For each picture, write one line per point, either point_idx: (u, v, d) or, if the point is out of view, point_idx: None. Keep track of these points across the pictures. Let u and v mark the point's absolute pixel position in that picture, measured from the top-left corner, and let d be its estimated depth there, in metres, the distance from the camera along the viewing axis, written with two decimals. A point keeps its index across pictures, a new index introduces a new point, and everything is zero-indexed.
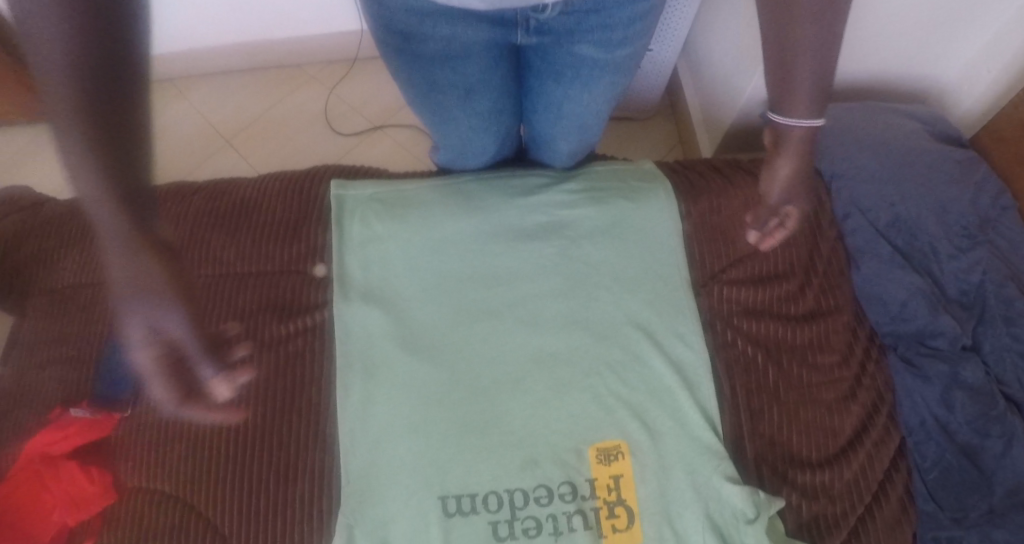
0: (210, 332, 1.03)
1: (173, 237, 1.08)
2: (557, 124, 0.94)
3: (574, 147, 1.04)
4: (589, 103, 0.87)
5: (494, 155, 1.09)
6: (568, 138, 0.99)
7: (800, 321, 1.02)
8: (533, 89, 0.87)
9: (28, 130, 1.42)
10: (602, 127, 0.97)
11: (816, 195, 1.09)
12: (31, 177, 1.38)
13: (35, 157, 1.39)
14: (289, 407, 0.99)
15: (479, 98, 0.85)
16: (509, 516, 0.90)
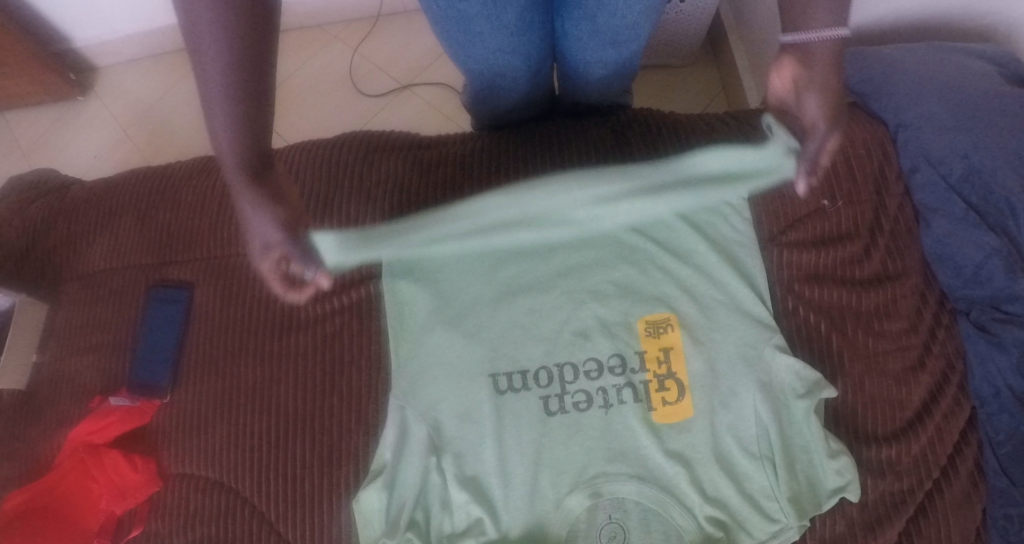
0: (248, 315, 1.00)
1: (201, 216, 1.03)
2: (592, 40, 0.89)
3: (610, 72, 0.98)
4: (625, 11, 0.81)
5: (529, 96, 1.05)
6: (603, 56, 0.93)
7: (865, 286, 0.96)
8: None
9: (52, 110, 1.36)
10: (639, 45, 0.91)
11: (881, 148, 1.01)
12: (58, 155, 1.34)
13: (60, 135, 1.35)
14: (332, 390, 0.97)
15: (508, 17, 0.80)
16: (561, 389, 0.92)
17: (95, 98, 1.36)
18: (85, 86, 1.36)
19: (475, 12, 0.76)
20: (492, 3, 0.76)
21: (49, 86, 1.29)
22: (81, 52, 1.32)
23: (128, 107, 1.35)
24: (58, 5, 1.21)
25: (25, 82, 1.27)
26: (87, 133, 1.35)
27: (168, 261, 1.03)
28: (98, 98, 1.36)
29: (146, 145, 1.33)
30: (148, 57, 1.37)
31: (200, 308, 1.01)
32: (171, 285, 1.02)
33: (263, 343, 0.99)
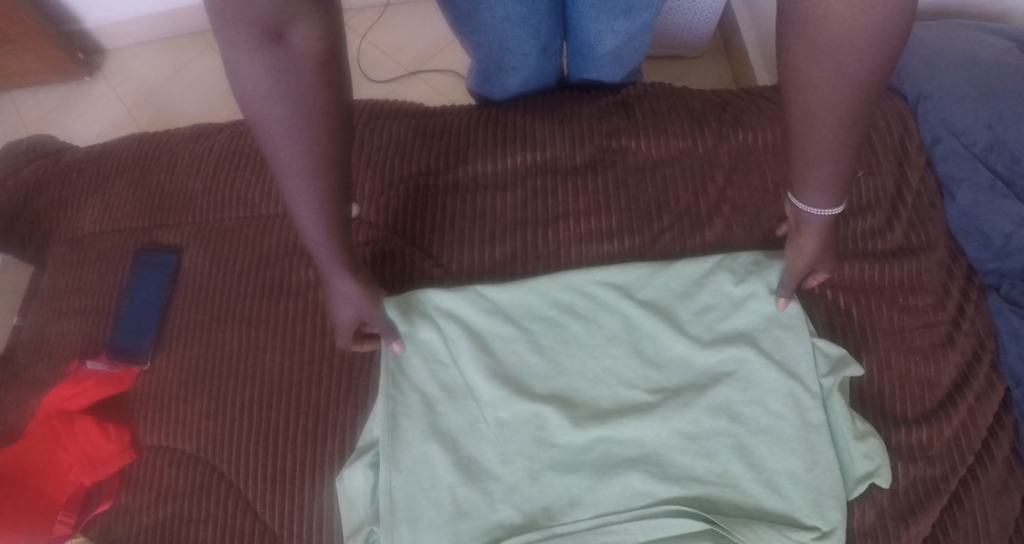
0: (235, 279, 0.94)
1: (194, 179, 0.99)
2: (603, 8, 0.85)
3: (622, 42, 0.94)
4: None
5: (537, 71, 1.02)
6: (615, 26, 0.89)
7: (889, 259, 0.90)
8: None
9: (58, 90, 1.36)
10: (654, 13, 0.86)
11: (901, 119, 0.96)
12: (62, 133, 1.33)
13: (66, 116, 1.35)
14: (318, 360, 0.90)
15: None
16: None
17: (102, 80, 1.37)
18: (94, 68, 1.37)
19: None
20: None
21: (56, 65, 1.30)
22: (92, 33, 1.34)
23: (134, 89, 1.35)
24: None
25: (32, 59, 1.27)
26: (92, 112, 1.34)
27: (158, 224, 0.99)
28: (105, 80, 1.36)
29: (149, 126, 1.32)
30: (157, 42, 1.38)
31: (187, 272, 0.97)
32: (159, 248, 0.98)
33: (247, 310, 0.93)
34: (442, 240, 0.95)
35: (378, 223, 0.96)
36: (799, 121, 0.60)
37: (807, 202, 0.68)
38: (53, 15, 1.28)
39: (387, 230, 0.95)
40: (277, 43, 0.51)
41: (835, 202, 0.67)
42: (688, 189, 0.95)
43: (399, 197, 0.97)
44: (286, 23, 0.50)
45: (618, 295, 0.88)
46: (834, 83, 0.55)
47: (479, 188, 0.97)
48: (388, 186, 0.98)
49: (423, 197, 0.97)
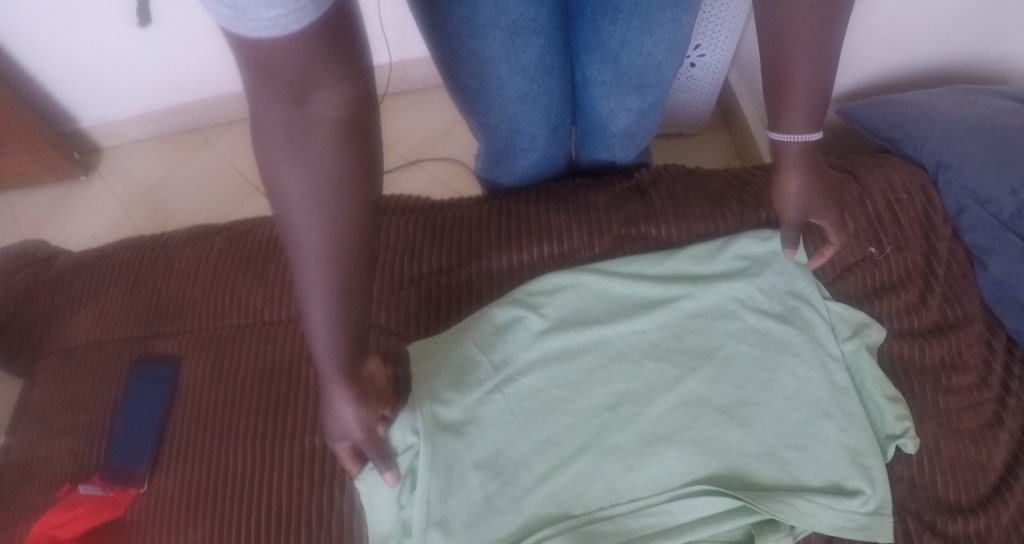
0: (238, 392, 0.89)
1: (194, 285, 0.95)
2: (615, 85, 0.85)
3: (634, 121, 0.93)
4: (651, 48, 0.77)
5: (548, 155, 0.99)
6: (627, 103, 0.88)
7: (925, 337, 0.86)
8: (586, 40, 0.79)
9: (54, 190, 1.32)
10: (666, 88, 0.86)
11: (922, 191, 0.93)
12: (54, 234, 1.28)
13: (58, 215, 1.30)
14: (330, 478, 0.83)
15: (526, 57, 0.76)
16: None
17: (99, 178, 1.33)
18: (88, 167, 1.33)
19: (492, 48, 0.73)
20: (510, 41, 0.73)
21: (51, 165, 1.27)
22: (89, 133, 1.32)
23: (131, 186, 1.31)
24: (65, 85, 1.22)
25: (27, 159, 1.24)
26: (86, 212, 1.29)
27: (158, 332, 0.94)
28: (102, 178, 1.33)
29: (148, 223, 1.28)
30: (153, 140, 1.36)
31: (186, 383, 0.91)
32: (157, 360, 0.92)
33: (251, 426, 0.87)
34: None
35: (389, 327, 0.89)
36: (771, 22, 0.57)
37: (784, 128, 0.65)
38: (49, 116, 1.27)
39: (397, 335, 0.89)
40: (297, 108, 0.42)
41: (812, 123, 0.64)
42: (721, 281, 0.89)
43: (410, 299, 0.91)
44: (309, 89, 0.42)
45: (647, 394, 0.83)
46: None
47: (492, 286, 0.92)
48: (398, 287, 0.91)
49: (433, 299, 0.91)
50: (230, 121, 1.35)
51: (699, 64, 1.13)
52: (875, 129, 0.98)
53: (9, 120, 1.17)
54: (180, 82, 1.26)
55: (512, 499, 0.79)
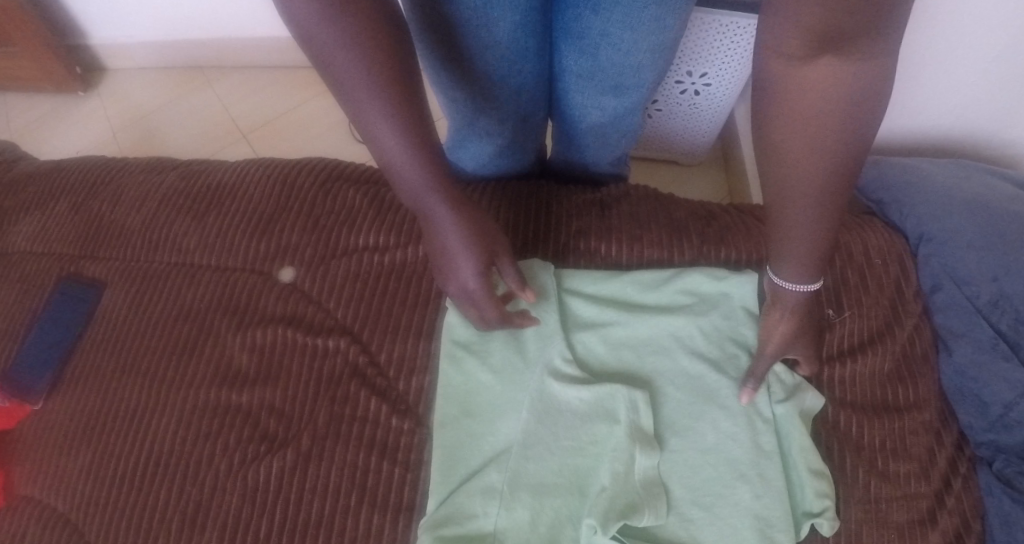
0: (150, 328, 0.87)
1: (136, 214, 0.94)
2: (590, 80, 0.81)
3: (608, 124, 0.89)
4: (630, 47, 0.74)
5: (515, 143, 0.95)
6: (602, 103, 0.85)
7: (870, 414, 0.79)
8: (567, 27, 0.76)
9: (54, 100, 1.34)
10: (644, 94, 0.83)
11: (900, 261, 0.86)
12: (41, 144, 1.29)
13: (51, 125, 1.31)
14: (215, 435, 0.80)
15: (497, 33, 0.73)
16: None
17: (98, 97, 1.34)
18: (89, 85, 1.35)
19: (466, 14, 0.69)
20: (483, 10, 0.69)
21: (52, 75, 1.28)
22: (96, 50, 1.33)
23: (125, 111, 1.32)
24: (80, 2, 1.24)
25: (30, 64, 1.26)
26: (77, 127, 1.31)
27: (91, 254, 0.93)
28: (100, 98, 1.34)
29: (132, 149, 1.28)
30: (158, 69, 1.36)
31: (104, 310, 0.89)
32: (82, 280, 0.91)
33: (153, 365, 0.85)
34: (375, 325, 0.82)
35: (310, 295, 0.85)
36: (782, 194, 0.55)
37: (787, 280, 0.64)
38: (61, 28, 1.29)
39: (316, 304, 0.85)
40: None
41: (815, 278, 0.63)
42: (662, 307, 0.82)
43: (339, 270, 0.86)
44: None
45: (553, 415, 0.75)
46: (806, 137, 0.50)
47: (424, 271, 0.85)
48: (330, 256, 0.87)
49: (362, 274, 0.85)
50: (234, 66, 1.35)
51: (702, 93, 1.07)
52: (865, 189, 0.93)
53: (17, 24, 1.19)
54: (191, 17, 1.26)
55: (388, 491, 0.75)
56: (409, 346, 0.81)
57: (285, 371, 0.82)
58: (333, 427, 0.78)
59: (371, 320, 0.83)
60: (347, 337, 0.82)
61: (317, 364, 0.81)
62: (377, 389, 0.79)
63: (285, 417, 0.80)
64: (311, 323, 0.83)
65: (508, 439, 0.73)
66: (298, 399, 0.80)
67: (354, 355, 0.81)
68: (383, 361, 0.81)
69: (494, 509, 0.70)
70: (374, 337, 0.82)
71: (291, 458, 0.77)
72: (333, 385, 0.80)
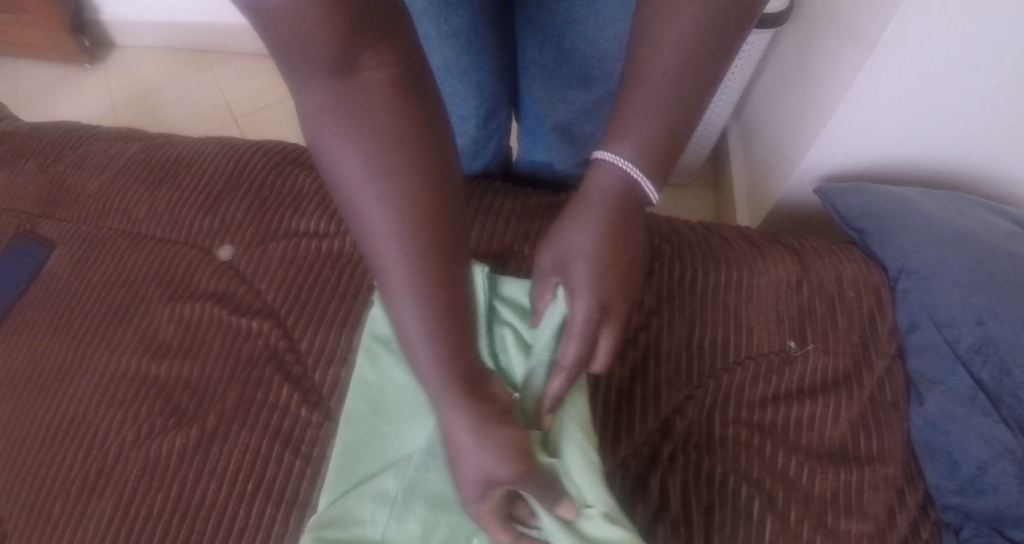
0: (89, 293, 0.86)
1: (95, 180, 0.94)
2: (557, 72, 0.79)
3: (576, 122, 0.86)
4: (598, 35, 0.72)
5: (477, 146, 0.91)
6: (569, 97, 0.82)
7: (822, 461, 0.70)
8: (531, 15, 0.72)
9: (63, 70, 1.37)
10: (612, 90, 0.81)
11: (874, 296, 0.78)
12: (47, 110, 1.32)
13: (58, 93, 1.34)
14: (129, 403, 0.78)
15: (452, 24, 0.68)
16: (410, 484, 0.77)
17: (104, 71, 1.37)
18: (96, 60, 1.38)
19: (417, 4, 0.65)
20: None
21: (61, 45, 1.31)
22: (105, 26, 1.36)
23: (130, 86, 1.34)
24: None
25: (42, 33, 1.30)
26: (81, 97, 1.33)
27: (48, 214, 0.93)
28: (106, 73, 1.36)
29: (126, 123, 1.29)
30: (164, 50, 1.38)
31: (50, 270, 0.89)
32: (35, 238, 0.91)
33: (85, 329, 0.84)
34: (301, 313, 0.79)
35: (244, 273, 0.83)
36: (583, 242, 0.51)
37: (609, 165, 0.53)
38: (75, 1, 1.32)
39: (248, 284, 0.82)
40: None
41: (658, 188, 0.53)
42: None
43: (274, 252, 0.83)
44: None
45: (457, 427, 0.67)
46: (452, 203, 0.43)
47: (360, 262, 0.82)
48: (270, 238, 0.85)
49: (298, 259, 0.82)
50: (236, 52, 1.36)
51: None
52: (847, 217, 0.85)
53: None
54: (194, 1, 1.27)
55: (284, 484, 0.70)
56: (330, 337, 0.78)
57: (206, 349, 0.79)
58: (241, 412, 0.74)
59: (297, 306, 0.79)
60: (270, 320, 0.78)
61: (238, 344, 0.78)
62: (291, 377, 0.76)
63: (198, 394, 0.77)
64: (238, 303, 0.81)
65: (411, 445, 0.67)
66: (213, 378, 0.77)
67: (275, 339, 0.78)
68: (302, 349, 0.77)
69: (382, 517, 0.64)
70: (298, 323, 0.78)
71: (194, 437, 0.74)
72: (249, 368, 0.77)
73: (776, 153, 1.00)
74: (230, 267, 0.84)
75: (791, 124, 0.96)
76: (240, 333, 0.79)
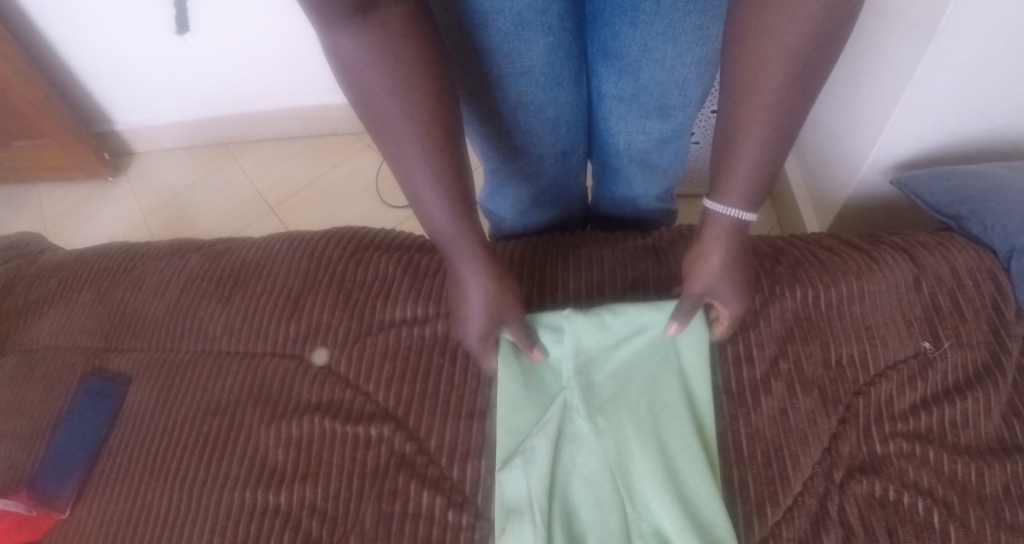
0: (179, 428, 0.81)
1: (159, 302, 0.90)
2: (633, 103, 0.78)
3: (653, 148, 0.86)
4: (674, 62, 0.71)
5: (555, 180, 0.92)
6: (646, 127, 0.82)
7: (985, 456, 0.69)
8: (604, 47, 0.72)
9: (85, 187, 1.38)
10: (691, 115, 0.79)
11: (990, 279, 0.79)
12: (77, 229, 1.32)
13: (84, 210, 1.35)
14: (254, 541, 0.73)
15: (533, 56, 0.69)
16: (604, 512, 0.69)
17: (127, 180, 1.38)
18: (120, 170, 1.39)
19: (496, 41, 0.66)
20: (516, 35, 0.65)
21: (82, 162, 1.32)
22: (124, 135, 1.38)
23: (155, 192, 1.35)
24: (105, 87, 1.28)
25: (60, 152, 1.30)
26: (109, 211, 1.34)
27: (116, 347, 0.89)
28: (132, 180, 1.38)
29: (161, 227, 1.29)
30: (184, 148, 1.40)
31: (131, 407, 0.84)
32: (108, 375, 0.86)
33: (182, 467, 0.79)
34: (422, 407, 0.76)
35: (348, 376, 0.79)
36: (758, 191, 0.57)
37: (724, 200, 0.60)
38: (90, 115, 1.34)
39: (354, 387, 0.79)
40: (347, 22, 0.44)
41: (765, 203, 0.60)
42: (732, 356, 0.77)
43: (375, 347, 0.80)
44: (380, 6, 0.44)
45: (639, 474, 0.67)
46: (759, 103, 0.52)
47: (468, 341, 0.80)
48: (366, 333, 0.82)
49: (402, 350, 0.79)
50: (259, 140, 1.38)
51: None
52: (936, 205, 0.86)
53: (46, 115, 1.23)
54: (216, 96, 1.30)
55: None
56: (460, 427, 0.74)
57: (325, 466, 0.75)
58: (382, 529, 0.70)
59: (416, 400, 0.76)
60: (390, 425, 0.75)
61: (360, 455, 0.75)
62: (427, 483, 0.72)
63: (330, 517, 0.72)
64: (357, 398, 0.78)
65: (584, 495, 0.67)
66: (343, 496, 0.73)
67: (401, 444, 0.74)
68: (432, 448, 0.74)
69: None
70: (420, 420, 0.75)
71: None
72: (379, 480, 0.73)
73: (836, 150, 1.03)
74: (329, 372, 0.80)
75: (846, 125, 0.99)
76: (359, 441, 0.75)
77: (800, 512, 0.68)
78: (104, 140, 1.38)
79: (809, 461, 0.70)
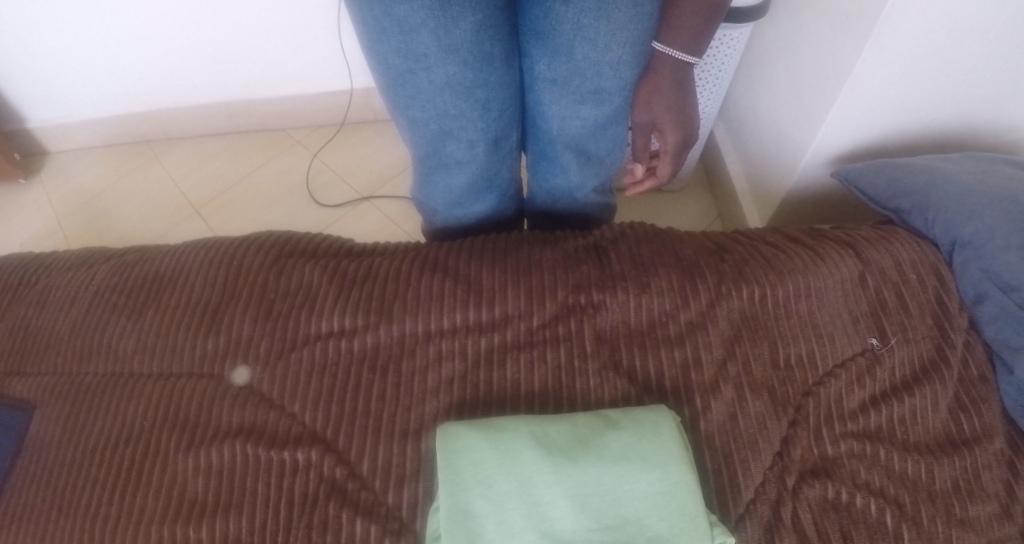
0: (90, 459, 0.74)
1: (61, 320, 0.82)
2: (567, 87, 0.75)
3: (588, 136, 0.83)
4: (607, 41, 0.69)
5: (489, 173, 0.88)
6: (581, 113, 0.78)
7: (934, 452, 0.71)
8: (536, 27, 0.71)
9: None
10: (626, 99, 0.77)
11: (934, 272, 0.79)
12: None
13: None
14: None
15: (459, 35, 0.67)
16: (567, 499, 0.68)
17: (39, 183, 1.27)
18: (32, 171, 1.28)
19: (420, 16, 0.64)
20: (440, 8, 0.64)
21: None
22: (36, 133, 1.27)
23: (71, 194, 1.25)
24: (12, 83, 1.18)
25: None
26: (18, 216, 1.23)
27: (17, 370, 0.80)
28: (43, 183, 1.27)
29: (77, 231, 1.20)
30: (102, 147, 1.31)
31: (34, 438, 0.76)
32: (9, 404, 0.78)
33: (95, 502, 0.72)
34: (351, 428, 0.74)
35: (273, 397, 0.76)
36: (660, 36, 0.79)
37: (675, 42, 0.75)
38: None
39: (278, 408, 0.75)
40: None
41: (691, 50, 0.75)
42: (674, 362, 0.76)
43: (300, 364, 0.77)
44: None
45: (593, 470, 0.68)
46: None
47: (402, 354, 0.78)
48: (289, 348, 0.78)
49: (329, 368, 0.77)
50: (182, 136, 1.31)
51: None
52: (878, 198, 0.86)
53: None
54: (134, 86, 1.21)
55: None
56: (394, 449, 0.74)
57: (248, 497, 0.71)
58: None
59: (344, 420, 0.75)
60: (319, 448, 0.73)
61: (287, 485, 0.72)
62: (362, 508, 0.71)
63: None
64: None
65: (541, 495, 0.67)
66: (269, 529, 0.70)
67: (331, 469, 0.72)
68: (365, 473, 0.73)
69: None
70: (352, 442, 0.74)
71: None
72: (308, 510, 0.70)
73: (776, 140, 1.02)
74: (251, 392, 0.76)
75: (786, 115, 0.98)
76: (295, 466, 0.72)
77: (753, 520, 0.69)
78: (13, 139, 1.27)
79: (760, 468, 0.71)
